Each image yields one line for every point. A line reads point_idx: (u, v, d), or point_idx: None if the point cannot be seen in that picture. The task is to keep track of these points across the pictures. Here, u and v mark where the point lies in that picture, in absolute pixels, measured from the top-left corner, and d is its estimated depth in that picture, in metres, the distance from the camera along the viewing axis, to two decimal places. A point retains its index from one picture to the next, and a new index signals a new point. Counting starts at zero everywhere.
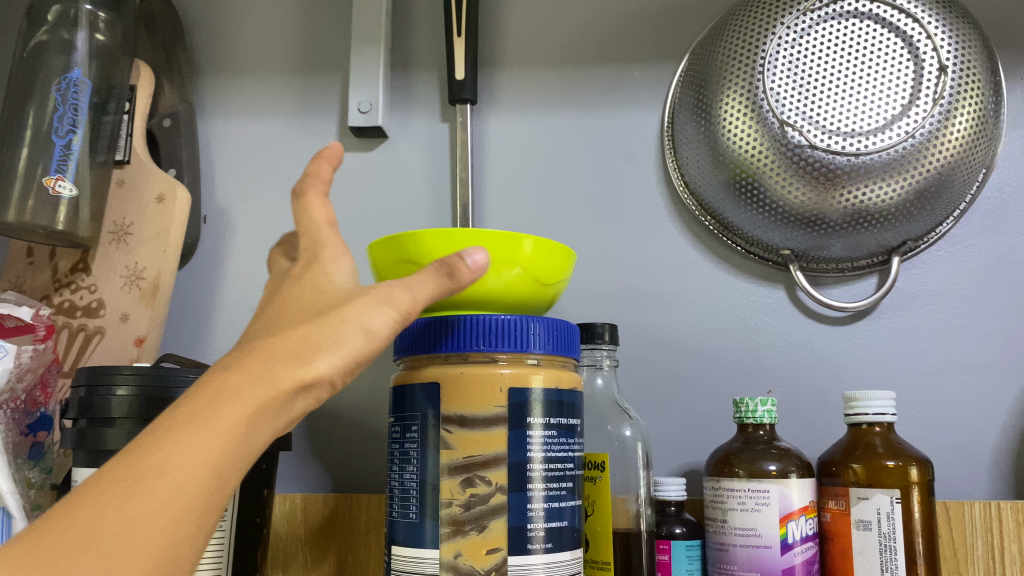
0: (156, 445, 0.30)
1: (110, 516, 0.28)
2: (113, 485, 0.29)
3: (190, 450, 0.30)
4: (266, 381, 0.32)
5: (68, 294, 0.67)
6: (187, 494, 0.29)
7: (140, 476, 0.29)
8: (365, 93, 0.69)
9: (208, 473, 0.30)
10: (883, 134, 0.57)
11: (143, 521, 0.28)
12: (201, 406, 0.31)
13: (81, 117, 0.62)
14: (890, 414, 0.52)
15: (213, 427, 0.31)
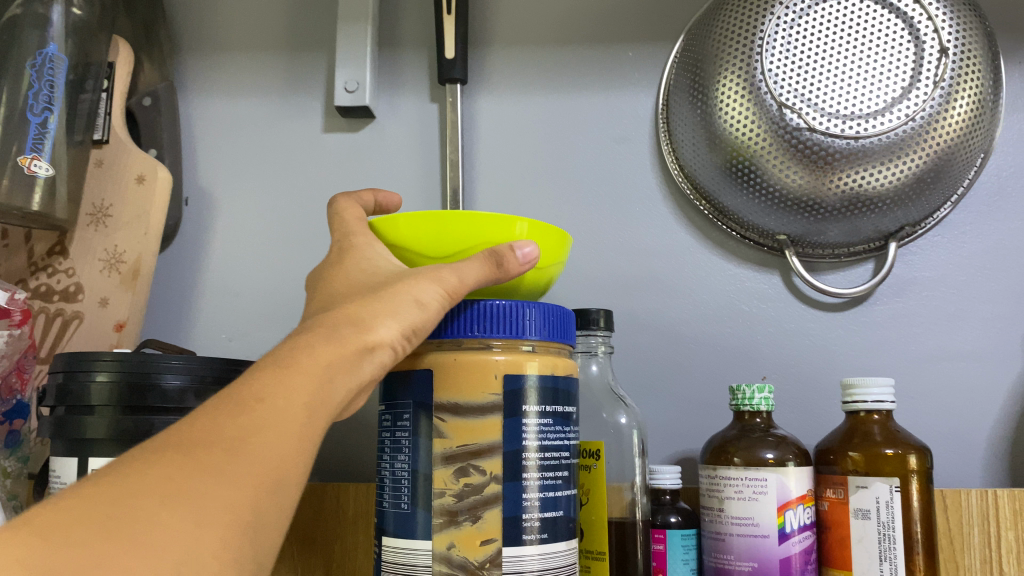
0: (236, 412, 0.31)
1: (213, 474, 0.29)
2: (208, 449, 0.29)
3: (277, 413, 0.31)
4: (337, 346, 0.35)
5: (45, 278, 0.65)
6: (280, 454, 0.31)
7: (231, 441, 0.30)
8: (352, 72, 0.68)
9: (296, 431, 0.32)
10: (883, 118, 0.56)
11: (241, 479, 0.29)
12: (276, 374, 0.33)
13: (57, 94, 0.60)
14: (889, 402, 0.51)
15: (297, 387, 0.33)
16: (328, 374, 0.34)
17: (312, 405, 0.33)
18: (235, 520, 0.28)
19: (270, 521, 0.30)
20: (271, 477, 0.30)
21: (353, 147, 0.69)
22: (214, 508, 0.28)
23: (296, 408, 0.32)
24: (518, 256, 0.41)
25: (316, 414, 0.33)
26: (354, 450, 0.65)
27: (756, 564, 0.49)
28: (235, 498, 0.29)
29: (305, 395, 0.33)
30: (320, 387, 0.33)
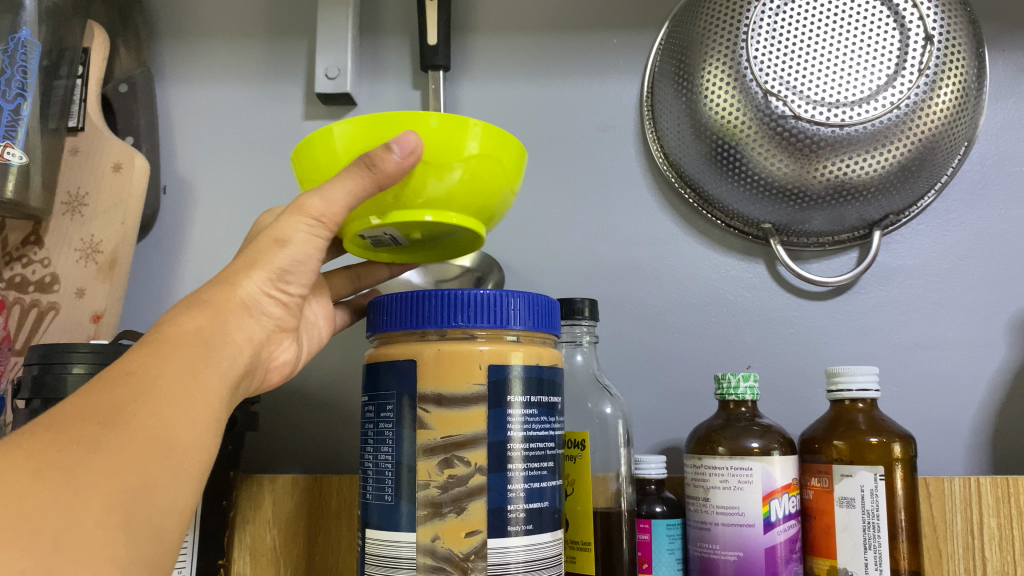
0: (111, 386, 0.30)
1: (84, 446, 0.27)
2: (82, 421, 0.28)
3: (154, 382, 0.31)
4: (207, 318, 0.35)
5: (20, 268, 0.63)
6: (164, 423, 0.30)
7: (107, 412, 0.29)
8: (333, 58, 0.66)
9: (181, 400, 0.31)
10: (869, 106, 0.55)
11: (124, 449, 0.28)
12: (149, 348, 0.32)
13: (30, 80, 0.59)
14: (873, 390, 0.51)
15: (172, 360, 0.32)
16: (201, 346, 0.34)
17: (192, 373, 0.32)
18: (120, 489, 0.27)
19: (163, 493, 0.29)
20: (157, 447, 0.29)
21: None
22: (89, 478, 0.27)
23: (173, 379, 0.31)
24: (392, 153, 0.36)
25: (201, 383, 0.32)
26: (337, 442, 0.65)
27: (741, 553, 0.49)
28: (118, 467, 0.28)
29: (183, 367, 0.32)
30: (195, 358, 0.33)
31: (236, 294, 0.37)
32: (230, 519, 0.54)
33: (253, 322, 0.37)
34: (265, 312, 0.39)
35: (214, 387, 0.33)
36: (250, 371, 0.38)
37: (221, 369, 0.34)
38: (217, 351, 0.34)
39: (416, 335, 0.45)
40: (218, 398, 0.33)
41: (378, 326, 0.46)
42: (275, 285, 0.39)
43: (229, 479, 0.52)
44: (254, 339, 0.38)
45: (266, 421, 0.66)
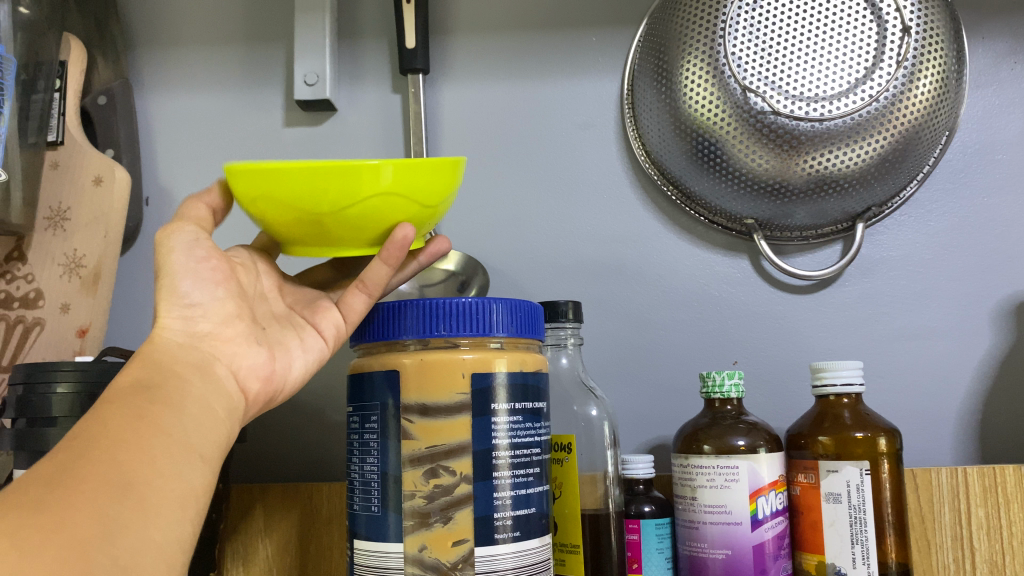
0: (58, 455, 0.31)
1: (37, 502, 0.28)
2: (30, 487, 0.29)
3: (99, 438, 0.31)
4: (142, 369, 0.36)
5: (3, 285, 0.63)
6: (115, 469, 0.30)
7: (54, 475, 0.29)
8: (311, 64, 0.66)
9: (132, 444, 0.32)
10: (847, 99, 0.55)
11: (75, 500, 0.28)
12: (93, 415, 0.33)
13: (8, 97, 0.57)
14: (858, 384, 0.51)
15: (115, 414, 0.33)
16: (140, 392, 0.34)
17: (139, 419, 0.33)
18: (76, 538, 0.27)
19: (128, 532, 0.29)
20: (113, 486, 0.30)
21: (314, 141, 0.68)
22: (36, 533, 0.27)
23: (120, 429, 0.32)
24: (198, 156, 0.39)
25: (151, 422, 0.33)
26: (327, 448, 0.65)
27: (730, 551, 0.49)
28: (72, 516, 0.28)
29: (129, 416, 0.33)
30: (140, 403, 0.34)
31: (153, 336, 0.38)
32: (220, 532, 0.54)
33: (182, 350, 0.38)
34: (191, 333, 0.39)
35: (170, 423, 0.34)
36: (212, 389, 0.37)
37: (172, 406, 0.35)
38: (163, 392, 0.35)
39: (399, 345, 0.45)
40: (178, 431, 0.34)
41: (362, 336, 0.46)
42: (182, 306, 0.39)
43: (218, 492, 0.52)
44: (199, 364, 0.38)
45: (256, 430, 0.66)
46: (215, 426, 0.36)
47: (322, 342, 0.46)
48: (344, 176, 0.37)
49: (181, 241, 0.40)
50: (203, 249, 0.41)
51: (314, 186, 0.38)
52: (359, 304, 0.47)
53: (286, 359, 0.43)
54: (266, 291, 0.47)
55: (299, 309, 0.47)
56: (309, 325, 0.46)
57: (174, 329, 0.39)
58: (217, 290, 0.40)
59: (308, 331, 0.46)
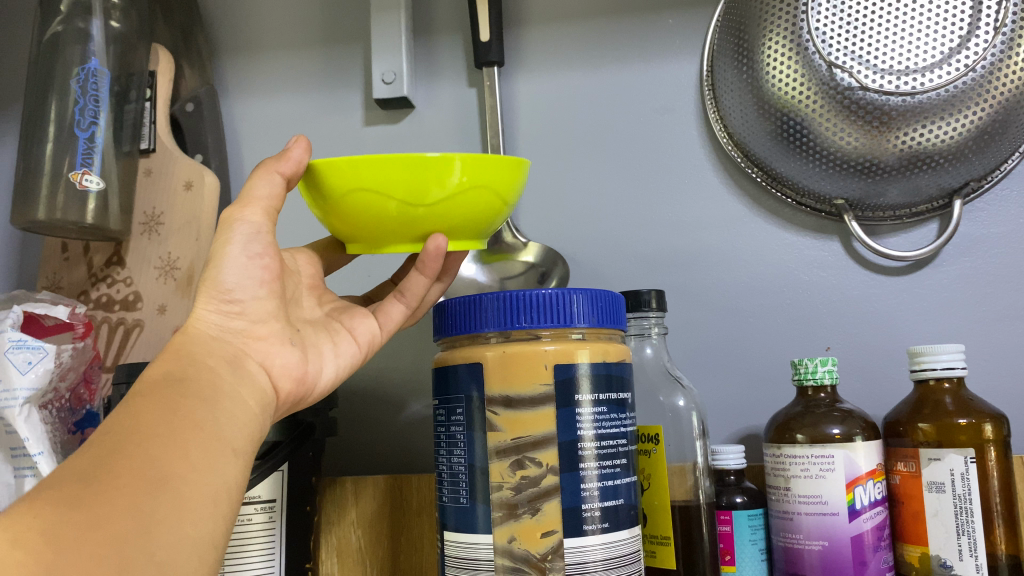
0: (93, 447, 0.31)
1: (72, 501, 0.28)
2: (65, 482, 0.29)
3: (131, 431, 0.32)
4: (175, 362, 0.36)
5: (105, 289, 0.67)
6: (150, 464, 0.30)
7: (90, 470, 0.30)
8: (388, 62, 0.67)
9: (166, 438, 0.32)
10: (941, 70, 0.52)
11: (110, 496, 0.29)
12: (125, 406, 0.33)
13: (102, 108, 0.61)
14: (960, 368, 0.48)
15: (147, 410, 0.33)
16: (172, 384, 0.35)
17: (172, 411, 0.33)
18: (112, 536, 0.28)
19: (165, 527, 0.29)
20: (148, 482, 0.30)
21: (394, 139, 0.69)
22: (70, 533, 0.27)
23: (153, 422, 0.32)
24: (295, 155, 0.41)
25: (184, 415, 0.33)
26: (415, 442, 0.66)
27: (827, 543, 0.47)
28: (107, 514, 0.28)
29: (162, 409, 0.33)
30: (172, 397, 0.34)
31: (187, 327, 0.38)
32: (315, 525, 0.55)
33: (214, 343, 0.38)
34: (224, 328, 0.39)
35: (204, 415, 0.34)
36: (243, 383, 0.37)
37: (206, 399, 0.35)
38: (195, 384, 0.35)
39: (482, 338, 0.45)
40: (211, 424, 0.34)
41: (444, 330, 0.46)
42: (222, 301, 0.39)
43: (311, 485, 0.54)
44: (229, 358, 0.38)
45: (346, 424, 0.67)
46: (250, 419, 0.36)
47: (355, 346, 0.47)
48: (411, 176, 0.38)
49: (241, 234, 0.40)
50: (260, 244, 0.40)
51: (379, 182, 0.38)
52: (396, 314, 0.50)
53: (318, 361, 0.44)
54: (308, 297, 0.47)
55: (334, 314, 0.48)
56: (343, 328, 0.47)
57: (210, 321, 0.39)
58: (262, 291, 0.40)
59: (342, 335, 0.47)
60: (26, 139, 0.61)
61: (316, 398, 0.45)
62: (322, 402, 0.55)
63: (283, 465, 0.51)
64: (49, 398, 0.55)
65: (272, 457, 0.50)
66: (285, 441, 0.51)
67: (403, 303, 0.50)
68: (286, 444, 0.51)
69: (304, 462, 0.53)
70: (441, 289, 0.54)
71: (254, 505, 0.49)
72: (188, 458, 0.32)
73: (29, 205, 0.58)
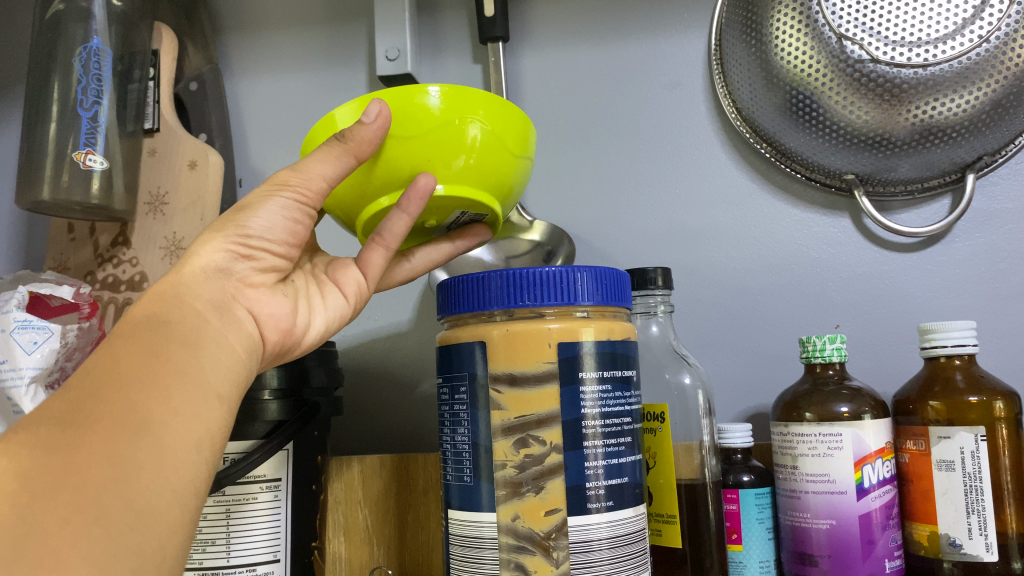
0: (75, 388, 0.31)
1: (51, 451, 0.29)
2: (43, 426, 0.30)
3: (111, 376, 0.31)
4: (158, 302, 0.35)
5: (112, 269, 0.67)
6: (130, 408, 0.30)
7: (68, 414, 0.30)
8: (391, 39, 0.66)
9: (146, 381, 0.31)
10: (954, 42, 0.51)
11: (88, 441, 0.29)
12: (103, 352, 0.33)
13: (106, 87, 0.61)
14: (971, 345, 0.48)
15: (127, 353, 0.32)
16: (155, 325, 0.34)
17: (154, 355, 0.32)
18: (88, 482, 0.28)
19: (142, 472, 0.29)
20: (126, 428, 0.30)
21: None
22: (47, 481, 0.28)
23: (132, 367, 0.32)
24: (366, 122, 0.36)
25: (166, 359, 0.32)
26: (423, 421, 0.65)
27: (834, 521, 0.47)
28: (86, 460, 0.29)
29: (142, 352, 0.32)
30: (153, 339, 0.33)
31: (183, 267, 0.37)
32: (321, 503, 0.55)
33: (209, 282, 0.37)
34: (224, 268, 0.38)
35: (186, 358, 0.33)
36: (232, 327, 0.36)
37: (187, 341, 0.34)
38: (181, 325, 0.34)
39: (484, 316, 0.44)
40: (195, 369, 0.33)
41: (448, 308, 0.46)
42: (238, 243, 0.38)
43: (316, 464, 0.54)
44: (220, 301, 0.37)
45: (353, 404, 0.67)
46: (237, 366, 0.36)
47: (343, 300, 0.46)
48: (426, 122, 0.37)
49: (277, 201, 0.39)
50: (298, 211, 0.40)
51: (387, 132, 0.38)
52: (377, 258, 0.46)
53: (307, 313, 0.43)
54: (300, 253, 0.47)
55: (322, 267, 0.47)
56: (330, 281, 0.46)
57: (211, 262, 0.38)
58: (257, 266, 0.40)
59: (330, 289, 0.46)
60: (30, 119, 0.61)
61: (303, 351, 0.44)
62: (326, 381, 0.55)
63: (287, 444, 0.51)
64: (55, 377, 0.56)
65: (277, 436, 0.49)
66: (290, 420, 0.51)
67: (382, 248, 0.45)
68: (291, 423, 0.50)
69: (309, 441, 0.53)
70: (448, 250, 0.49)
71: (259, 484, 0.49)
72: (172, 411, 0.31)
73: (33, 185, 0.58)
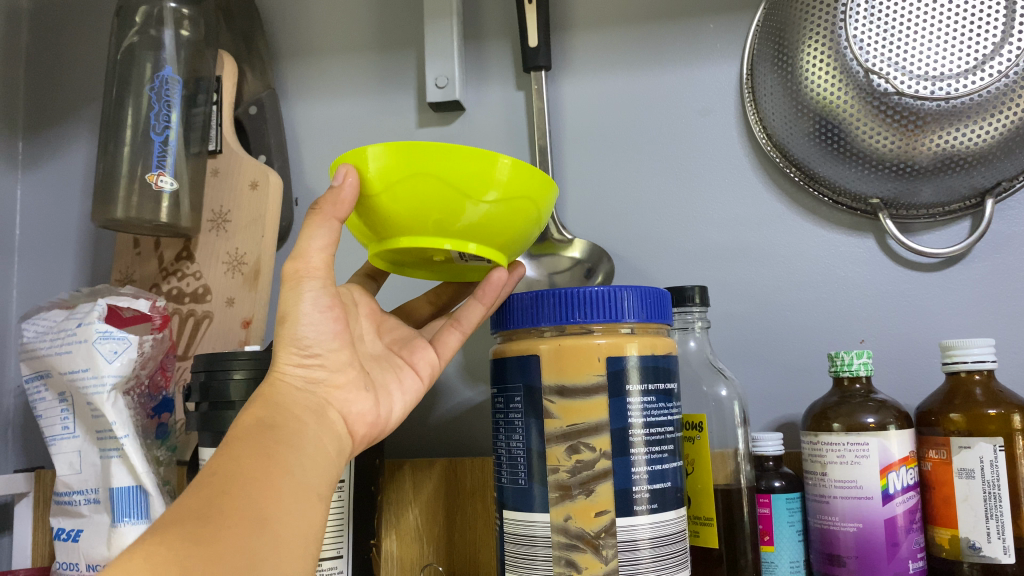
0: (201, 487, 0.35)
1: (195, 537, 0.32)
2: (184, 517, 0.33)
3: (235, 474, 0.36)
4: (263, 409, 0.41)
5: (176, 282, 0.72)
6: (255, 504, 0.35)
7: (205, 508, 0.34)
8: (441, 68, 0.70)
9: (264, 481, 0.36)
10: (975, 76, 0.55)
11: (226, 534, 0.33)
12: (225, 451, 0.38)
13: (174, 112, 0.65)
14: (990, 361, 0.51)
15: (247, 453, 0.37)
16: (263, 431, 0.39)
17: (268, 457, 0.38)
18: (233, 569, 0.32)
19: (269, 565, 0.34)
20: (252, 524, 0.34)
21: (445, 139, 0.73)
22: (200, 564, 0.31)
23: (251, 466, 0.37)
24: (337, 186, 0.42)
25: (278, 461, 0.38)
26: (468, 427, 0.69)
27: (861, 525, 0.50)
28: (224, 548, 0.33)
29: (259, 454, 0.37)
30: (265, 442, 0.38)
31: (274, 379, 0.42)
32: (378, 504, 0.59)
33: (301, 395, 0.42)
34: (309, 381, 0.43)
35: (292, 462, 0.39)
36: (325, 434, 0.42)
37: (292, 443, 0.39)
38: (284, 430, 0.40)
39: (537, 332, 0.48)
40: (297, 471, 0.38)
41: (502, 324, 0.50)
42: (302, 355, 0.43)
43: (375, 466, 0.58)
44: (314, 406, 0.42)
45: None
46: (325, 466, 0.41)
47: (418, 380, 0.51)
48: (448, 185, 0.41)
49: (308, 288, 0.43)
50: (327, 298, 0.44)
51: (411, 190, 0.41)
52: (477, 315, 0.53)
53: (389, 403, 0.48)
54: (369, 331, 0.52)
55: (397, 350, 0.53)
56: (407, 364, 0.52)
57: (294, 374, 0.43)
58: (336, 342, 0.44)
59: (408, 368, 0.51)
60: (104, 143, 0.65)
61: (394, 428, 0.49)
62: None
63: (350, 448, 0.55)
64: (132, 384, 0.60)
65: None
66: None
67: (479, 305, 0.52)
68: None
69: (369, 445, 0.57)
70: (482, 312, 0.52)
71: None
72: (287, 507, 0.36)
73: (107, 206, 0.63)
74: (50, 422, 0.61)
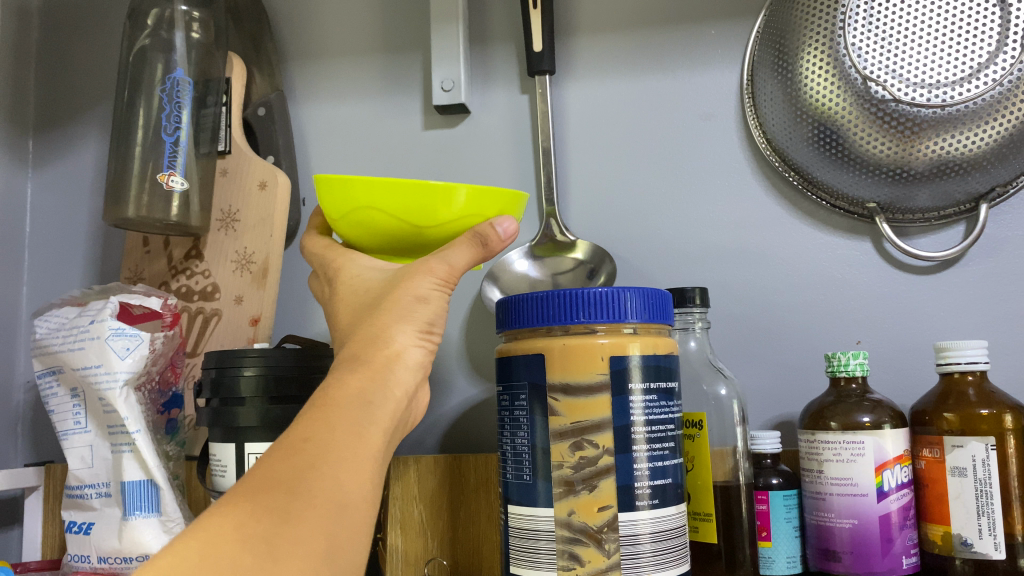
0: (290, 456, 0.35)
1: (282, 515, 0.32)
2: (270, 489, 0.33)
3: (325, 449, 0.35)
4: (363, 383, 0.40)
5: (185, 280, 0.73)
6: (340, 486, 0.34)
7: (292, 482, 0.33)
8: (447, 71, 0.71)
9: (350, 462, 0.36)
10: (970, 85, 0.56)
11: (311, 515, 0.33)
12: (316, 420, 0.37)
13: (185, 113, 0.67)
14: (982, 363, 0.52)
15: (338, 429, 0.36)
16: (358, 409, 0.38)
17: (357, 438, 0.37)
18: (315, 555, 0.32)
19: (345, 552, 0.33)
20: (335, 507, 0.34)
21: (450, 142, 0.74)
22: (286, 545, 0.31)
23: (340, 443, 0.36)
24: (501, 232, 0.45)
25: (365, 443, 0.37)
26: (471, 423, 0.71)
27: (856, 521, 0.52)
28: (308, 531, 0.32)
29: (347, 432, 0.37)
30: (355, 420, 0.37)
31: (388, 347, 0.42)
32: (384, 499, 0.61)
33: (409, 373, 0.42)
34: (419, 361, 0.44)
35: (378, 446, 0.38)
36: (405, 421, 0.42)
37: (378, 426, 0.38)
38: (376, 411, 0.39)
39: (541, 331, 0.50)
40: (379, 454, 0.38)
41: (508, 323, 0.51)
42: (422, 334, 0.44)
43: None
44: (409, 390, 0.42)
45: None
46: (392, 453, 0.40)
47: None
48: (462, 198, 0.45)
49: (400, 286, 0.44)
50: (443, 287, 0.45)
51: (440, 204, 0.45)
52: None
53: None
54: None
55: None
56: None
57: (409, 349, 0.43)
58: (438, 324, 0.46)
59: None
60: (116, 143, 0.66)
61: None
62: None
63: None
64: (143, 380, 0.61)
65: None
66: None
67: None
68: None
69: None
70: None
71: None
72: (367, 493, 0.36)
73: (119, 205, 0.64)
74: (62, 417, 0.62)
